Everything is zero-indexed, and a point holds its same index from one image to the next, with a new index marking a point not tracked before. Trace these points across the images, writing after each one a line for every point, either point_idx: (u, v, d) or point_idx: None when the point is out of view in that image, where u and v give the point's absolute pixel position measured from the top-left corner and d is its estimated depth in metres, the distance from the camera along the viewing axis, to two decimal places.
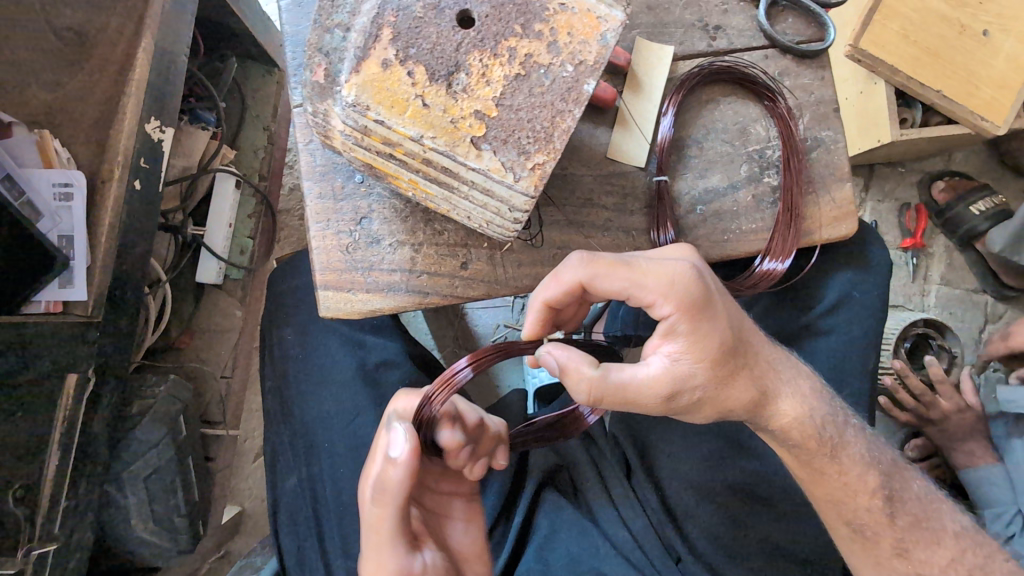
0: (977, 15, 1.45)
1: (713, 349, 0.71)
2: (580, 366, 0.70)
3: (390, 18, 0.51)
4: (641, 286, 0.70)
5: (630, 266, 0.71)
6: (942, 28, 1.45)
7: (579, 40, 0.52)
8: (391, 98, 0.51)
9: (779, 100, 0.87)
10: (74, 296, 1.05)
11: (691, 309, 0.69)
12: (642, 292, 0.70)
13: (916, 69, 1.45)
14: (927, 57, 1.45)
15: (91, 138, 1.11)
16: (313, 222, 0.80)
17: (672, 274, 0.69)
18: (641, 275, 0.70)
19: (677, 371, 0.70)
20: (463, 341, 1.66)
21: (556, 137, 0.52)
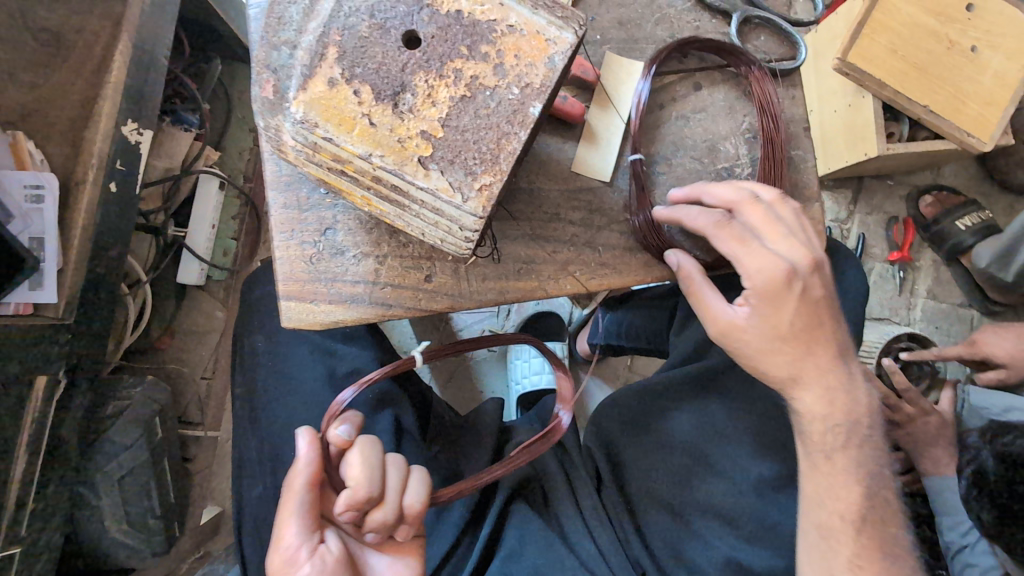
0: (966, 32, 1.44)
1: (785, 319, 0.76)
2: (686, 271, 0.80)
3: (335, 37, 0.51)
4: (744, 241, 0.77)
5: (747, 232, 0.77)
6: (929, 42, 1.42)
7: (527, 62, 0.52)
8: (338, 116, 0.52)
9: (767, 90, 0.86)
10: (44, 298, 1.03)
11: (770, 293, 0.75)
12: (740, 244, 0.77)
13: (905, 84, 1.42)
14: (914, 71, 1.42)
15: (68, 138, 1.11)
16: (277, 232, 0.80)
17: (776, 260, 0.75)
18: (762, 240, 0.77)
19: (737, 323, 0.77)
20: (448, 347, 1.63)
21: (503, 159, 0.52)
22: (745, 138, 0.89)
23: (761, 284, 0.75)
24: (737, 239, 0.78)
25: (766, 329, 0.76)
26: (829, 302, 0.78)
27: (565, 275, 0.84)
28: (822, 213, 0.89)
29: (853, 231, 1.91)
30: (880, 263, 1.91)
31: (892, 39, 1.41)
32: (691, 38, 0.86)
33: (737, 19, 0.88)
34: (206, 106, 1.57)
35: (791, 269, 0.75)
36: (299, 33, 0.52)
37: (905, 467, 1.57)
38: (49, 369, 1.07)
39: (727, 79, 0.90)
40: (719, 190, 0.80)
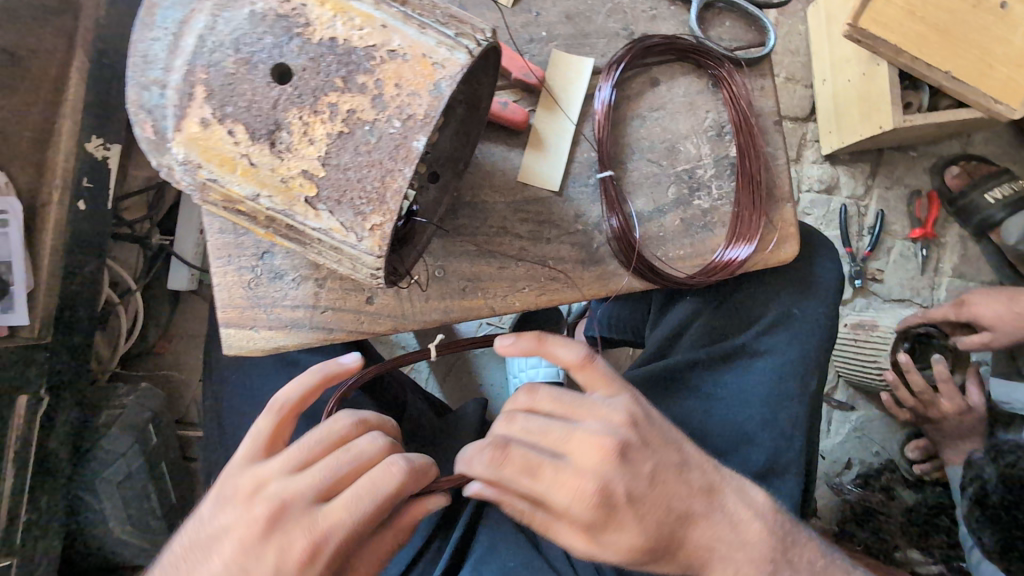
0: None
1: (615, 520, 0.62)
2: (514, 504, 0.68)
3: (201, 75, 0.47)
4: (564, 440, 0.63)
5: (575, 404, 0.66)
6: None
7: (409, 91, 0.47)
8: (218, 156, 0.49)
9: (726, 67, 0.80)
10: (17, 321, 1.05)
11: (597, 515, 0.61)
12: (560, 446, 0.63)
13: (921, 50, 1.24)
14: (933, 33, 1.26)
15: (28, 160, 1.08)
16: (214, 258, 0.78)
17: (612, 433, 0.63)
18: (573, 426, 0.64)
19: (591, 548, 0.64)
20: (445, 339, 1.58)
21: (389, 198, 0.48)
22: (708, 135, 0.82)
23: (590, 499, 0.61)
24: (580, 413, 0.65)
25: (628, 539, 0.62)
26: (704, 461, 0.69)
27: (513, 291, 0.80)
28: (795, 213, 0.82)
29: (870, 207, 1.77)
30: (901, 241, 1.77)
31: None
32: (651, 37, 0.80)
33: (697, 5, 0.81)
34: None
35: (604, 483, 0.61)
36: (167, 71, 0.49)
37: (924, 456, 1.48)
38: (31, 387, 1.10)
39: (692, 67, 0.82)
40: (561, 351, 0.68)
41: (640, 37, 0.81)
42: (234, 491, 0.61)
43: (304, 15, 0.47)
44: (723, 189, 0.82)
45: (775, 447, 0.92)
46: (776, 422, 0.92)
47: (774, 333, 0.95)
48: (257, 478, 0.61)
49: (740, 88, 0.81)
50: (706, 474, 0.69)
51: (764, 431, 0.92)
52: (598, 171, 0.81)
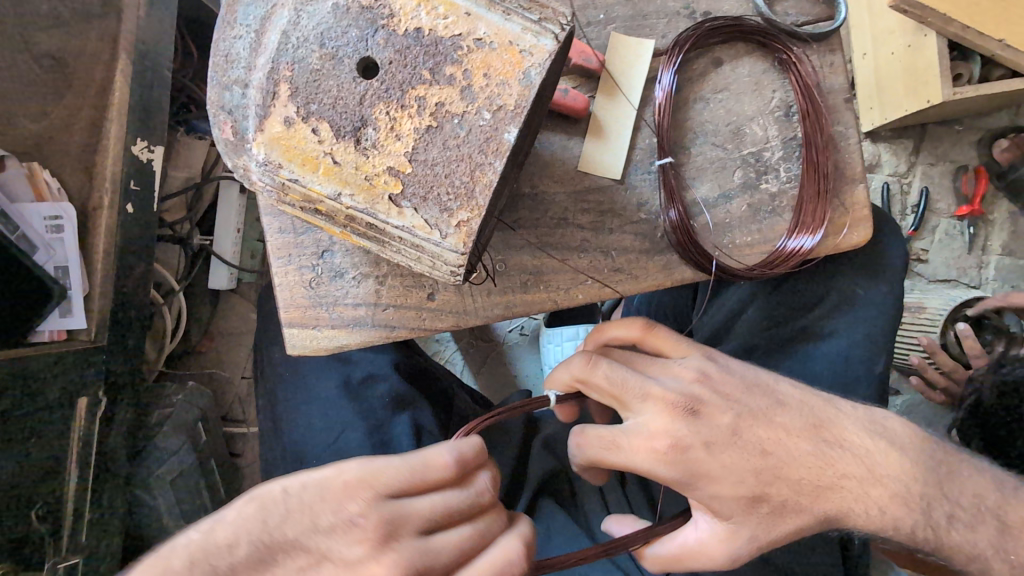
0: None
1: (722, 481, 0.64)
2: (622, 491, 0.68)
3: (286, 72, 0.46)
4: (640, 395, 0.67)
5: (645, 362, 0.71)
6: None
7: (498, 81, 0.46)
8: (301, 156, 0.47)
9: (792, 54, 0.77)
10: (75, 324, 1.09)
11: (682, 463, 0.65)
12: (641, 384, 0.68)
13: (974, 17, 1.27)
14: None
15: (80, 165, 1.13)
16: (275, 258, 0.78)
17: (686, 390, 0.68)
18: (642, 385, 0.67)
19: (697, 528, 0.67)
20: (482, 332, 1.55)
21: (478, 193, 0.47)
22: (775, 116, 0.79)
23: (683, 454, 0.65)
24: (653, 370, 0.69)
25: (729, 495, 0.65)
26: (803, 401, 0.70)
27: (577, 283, 0.78)
28: (867, 195, 0.79)
29: (914, 184, 1.71)
30: (946, 219, 1.71)
31: None
32: (712, 17, 0.77)
33: None
34: None
35: (682, 432, 0.65)
36: (249, 70, 0.48)
37: None
38: (90, 389, 1.12)
39: (763, 37, 0.78)
40: (618, 328, 0.73)
41: (702, 18, 0.77)
42: (364, 529, 0.54)
43: (388, 6, 0.46)
44: (791, 173, 0.79)
45: None
46: None
47: (833, 316, 0.92)
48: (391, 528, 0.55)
49: (807, 72, 0.77)
50: (810, 410, 0.70)
51: None
52: (656, 159, 0.78)
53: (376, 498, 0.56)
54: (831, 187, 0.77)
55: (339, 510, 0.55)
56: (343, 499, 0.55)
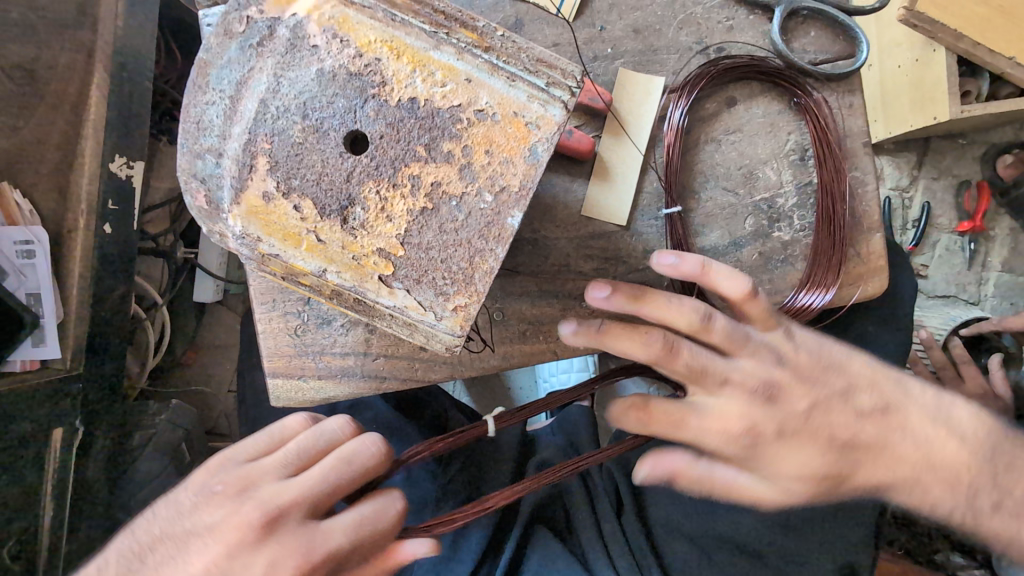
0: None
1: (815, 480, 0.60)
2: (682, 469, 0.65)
3: (264, 144, 0.41)
4: (721, 381, 0.62)
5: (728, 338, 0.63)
6: None
7: (502, 158, 0.41)
8: (282, 234, 0.43)
9: (810, 96, 0.73)
10: (48, 354, 1.03)
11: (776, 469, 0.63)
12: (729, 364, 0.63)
13: (983, 33, 1.23)
14: (1000, 15, 1.22)
15: (52, 183, 1.05)
16: (258, 303, 0.73)
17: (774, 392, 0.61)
18: (723, 371, 0.62)
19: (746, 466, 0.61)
20: None
21: (478, 280, 0.42)
22: (790, 160, 0.75)
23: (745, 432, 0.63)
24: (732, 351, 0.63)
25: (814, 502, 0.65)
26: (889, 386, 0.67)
27: None
28: (884, 244, 0.75)
29: (915, 199, 1.67)
30: (946, 235, 1.68)
31: None
32: (726, 57, 0.73)
33: (781, 14, 0.72)
34: None
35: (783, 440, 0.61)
36: (223, 137, 0.43)
37: None
38: (65, 420, 1.06)
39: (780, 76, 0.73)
40: (726, 283, 0.61)
41: (716, 57, 0.73)
42: (219, 493, 0.57)
43: (378, 72, 0.41)
44: (805, 221, 0.75)
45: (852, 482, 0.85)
46: None
47: None
48: (247, 481, 0.58)
49: (824, 115, 0.73)
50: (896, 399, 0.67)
51: None
52: (663, 208, 0.74)
53: (233, 465, 0.60)
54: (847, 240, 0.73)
55: (200, 487, 0.59)
56: (203, 479, 0.59)
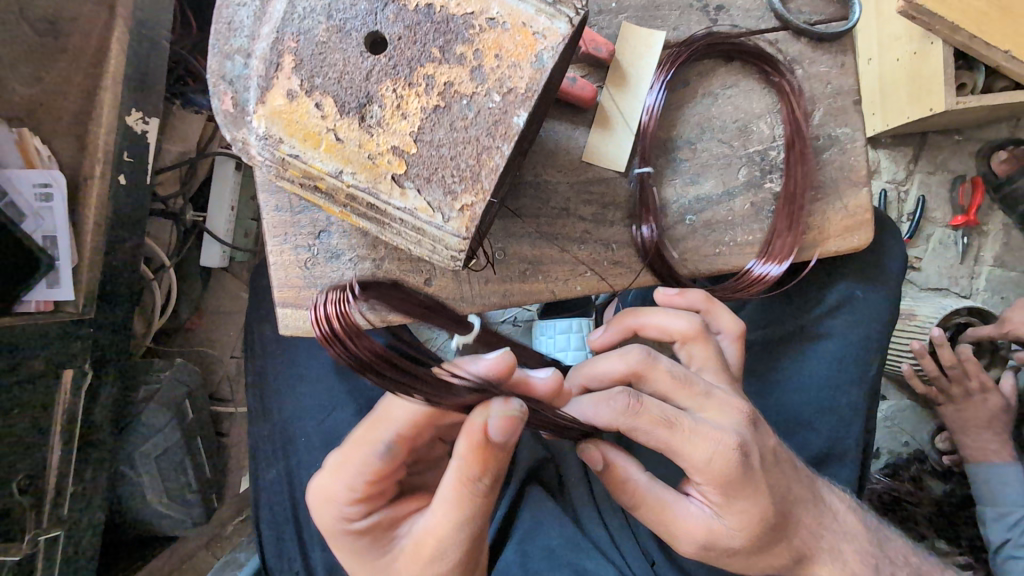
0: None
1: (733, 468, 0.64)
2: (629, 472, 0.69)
3: (291, 43, 0.45)
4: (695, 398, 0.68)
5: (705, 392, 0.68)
6: None
7: (509, 63, 0.45)
8: (302, 131, 0.46)
9: (786, 76, 0.77)
10: (63, 295, 1.06)
11: (725, 486, 0.65)
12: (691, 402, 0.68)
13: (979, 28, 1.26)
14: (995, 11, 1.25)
15: (72, 135, 1.10)
16: (271, 236, 0.76)
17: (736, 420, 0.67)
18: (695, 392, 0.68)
19: (712, 527, 0.68)
20: None
21: (484, 177, 0.46)
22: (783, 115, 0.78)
23: (713, 475, 0.64)
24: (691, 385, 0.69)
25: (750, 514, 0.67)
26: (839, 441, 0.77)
27: (576, 275, 0.78)
28: (870, 199, 0.78)
29: (911, 193, 1.71)
30: (941, 228, 1.71)
31: None
32: (720, 34, 0.77)
33: None
34: None
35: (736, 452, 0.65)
36: (252, 39, 0.47)
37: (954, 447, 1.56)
38: (74, 361, 1.09)
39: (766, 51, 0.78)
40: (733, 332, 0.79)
41: (710, 31, 0.77)
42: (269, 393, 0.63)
43: None
44: None
45: None
46: None
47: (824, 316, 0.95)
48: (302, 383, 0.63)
49: (797, 96, 0.77)
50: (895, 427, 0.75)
51: None
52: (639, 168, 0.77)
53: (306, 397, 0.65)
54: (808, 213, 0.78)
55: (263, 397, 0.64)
56: None
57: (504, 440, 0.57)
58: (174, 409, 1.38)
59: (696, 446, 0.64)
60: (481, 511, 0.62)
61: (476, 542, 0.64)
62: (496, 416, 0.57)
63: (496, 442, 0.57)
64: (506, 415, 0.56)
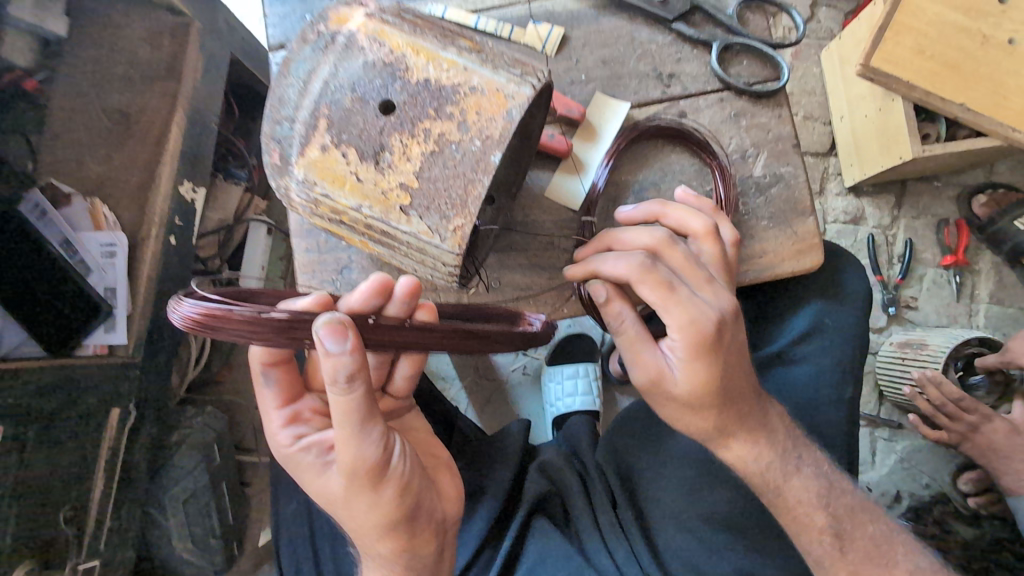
0: (999, 24, 1.30)
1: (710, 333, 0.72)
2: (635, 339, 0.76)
3: (324, 110, 0.60)
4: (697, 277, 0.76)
5: (694, 273, 0.76)
6: (960, 39, 1.31)
7: (487, 117, 0.59)
8: (331, 175, 0.60)
9: (719, 164, 0.89)
10: (116, 340, 1.21)
11: (699, 342, 0.72)
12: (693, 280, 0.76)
13: (932, 85, 1.33)
14: (945, 68, 1.32)
15: (133, 200, 1.26)
16: (301, 274, 0.90)
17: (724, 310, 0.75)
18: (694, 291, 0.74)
19: (667, 375, 0.75)
20: (485, 371, 1.63)
21: (470, 203, 0.59)
22: (733, 159, 0.92)
23: (689, 333, 0.72)
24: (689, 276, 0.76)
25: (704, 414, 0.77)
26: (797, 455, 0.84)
27: (563, 299, 0.89)
28: (817, 225, 0.90)
29: (898, 236, 1.76)
30: (932, 268, 1.75)
31: (919, 39, 1.32)
32: (668, 124, 0.90)
33: (717, 48, 0.93)
34: (254, 161, 1.71)
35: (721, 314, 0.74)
36: (295, 109, 0.62)
37: (978, 488, 1.53)
38: (121, 401, 1.21)
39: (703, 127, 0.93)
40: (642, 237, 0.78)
41: (662, 121, 0.91)
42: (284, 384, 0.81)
43: (404, 63, 0.60)
44: (748, 206, 0.91)
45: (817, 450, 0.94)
46: (813, 425, 0.94)
47: (803, 342, 0.97)
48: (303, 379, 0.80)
49: (727, 180, 0.88)
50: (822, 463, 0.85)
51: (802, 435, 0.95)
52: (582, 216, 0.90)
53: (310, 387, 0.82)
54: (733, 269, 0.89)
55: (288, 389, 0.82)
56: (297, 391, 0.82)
57: (344, 352, 0.58)
58: (203, 452, 1.47)
59: (677, 309, 0.73)
60: (362, 424, 0.65)
61: (383, 455, 0.67)
62: (322, 330, 0.57)
63: (337, 360, 0.58)
64: (322, 328, 0.57)
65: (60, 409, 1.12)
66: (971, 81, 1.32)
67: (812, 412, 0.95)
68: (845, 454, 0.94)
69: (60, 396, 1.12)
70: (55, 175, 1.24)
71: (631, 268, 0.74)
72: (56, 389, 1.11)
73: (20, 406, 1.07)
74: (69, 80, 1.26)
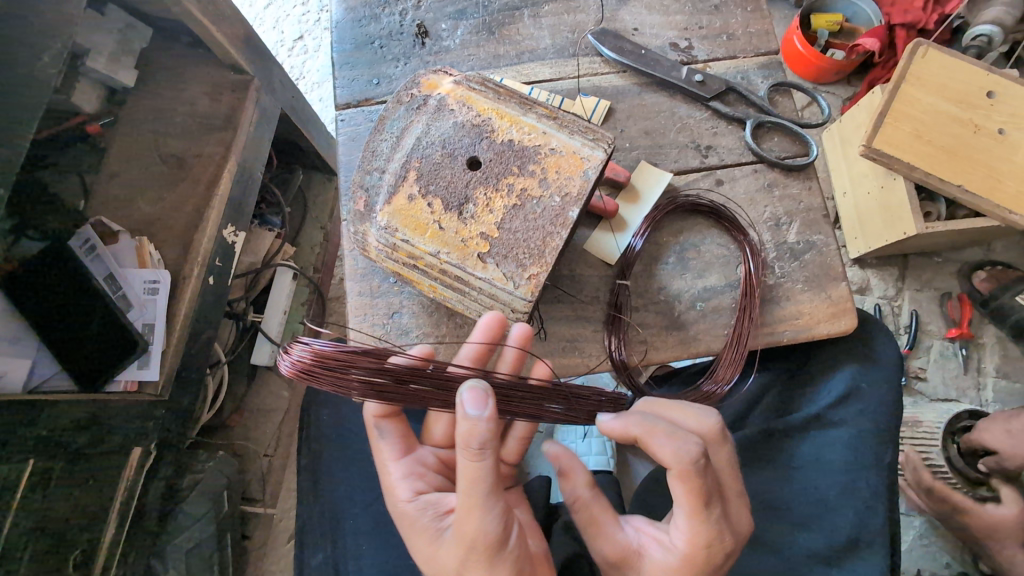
0: (990, 116, 1.42)
1: (720, 557, 0.74)
2: (604, 526, 0.79)
3: (416, 163, 0.66)
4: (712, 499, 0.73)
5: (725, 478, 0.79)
6: (955, 127, 1.42)
7: (566, 176, 0.66)
8: (414, 223, 0.65)
9: (747, 237, 0.94)
10: (148, 377, 1.20)
11: (696, 557, 0.73)
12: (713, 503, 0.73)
13: (931, 166, 1.41)
14: (944, 153, 1.41)
15: (178, 242, 1.30)
16: (353, 316, 0.92)
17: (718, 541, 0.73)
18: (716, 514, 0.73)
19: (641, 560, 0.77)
20: None
21: (548, 253, 0.64)
22: (768, 225, 0.98)
23: (701, 550, 0.73)
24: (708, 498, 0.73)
25: None
26: None
27: (606, 351, 0.92)
28: (849, 291, 0.94)
29: (905, 308, 1.81)
30: (939, 340, 1.79)
31: (917, 125, 1.43)
32: (696, 197, 0.97)
33: (751, 125, 1.01)
34: (287, 208, 1.76)
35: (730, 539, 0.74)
36: (387, 161, 0.68)
37: None
38: (145, 441, 1.24)
39: (736, 198, 0.99)
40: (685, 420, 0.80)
41: (689, 194, 0.97)
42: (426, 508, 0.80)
43: (491, 125, 0.68)
44: (783, 270, 0.95)
45: (857, 514, 0.94)
46: (852, 487, 0.96)
47: (840, 405, 1.00)
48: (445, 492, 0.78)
49: (753, 253, 0.93)
50: None
51: (841, 499, 0.95)
52: (615, 279, 0.94)
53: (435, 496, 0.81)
54: (762, 334, 0.92)
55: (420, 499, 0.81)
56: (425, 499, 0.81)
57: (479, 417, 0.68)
58: (211, 500, 1.42)
59: (705, 527, 0.73)
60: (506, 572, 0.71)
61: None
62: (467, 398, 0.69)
63: (481, 425, 0.67)
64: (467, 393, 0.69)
65: (84, 447, 1.13)
66: (966, 165, 1.41)
67: (853, 478, 0.96)
68: (885, 521, 0.94)
69: (88, 434, 1.13)
70: (106, 213, 1.28)
71: (677, 462, 0.72)
72: (85, 427, 1.13)
73: (52, 438, 1.08)
74: (128, 124, 1.31)
